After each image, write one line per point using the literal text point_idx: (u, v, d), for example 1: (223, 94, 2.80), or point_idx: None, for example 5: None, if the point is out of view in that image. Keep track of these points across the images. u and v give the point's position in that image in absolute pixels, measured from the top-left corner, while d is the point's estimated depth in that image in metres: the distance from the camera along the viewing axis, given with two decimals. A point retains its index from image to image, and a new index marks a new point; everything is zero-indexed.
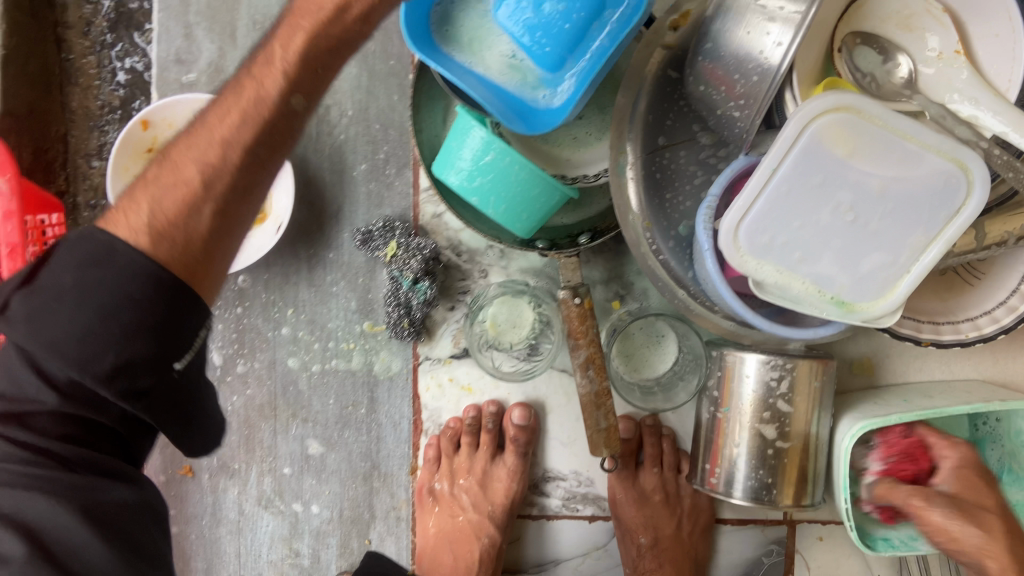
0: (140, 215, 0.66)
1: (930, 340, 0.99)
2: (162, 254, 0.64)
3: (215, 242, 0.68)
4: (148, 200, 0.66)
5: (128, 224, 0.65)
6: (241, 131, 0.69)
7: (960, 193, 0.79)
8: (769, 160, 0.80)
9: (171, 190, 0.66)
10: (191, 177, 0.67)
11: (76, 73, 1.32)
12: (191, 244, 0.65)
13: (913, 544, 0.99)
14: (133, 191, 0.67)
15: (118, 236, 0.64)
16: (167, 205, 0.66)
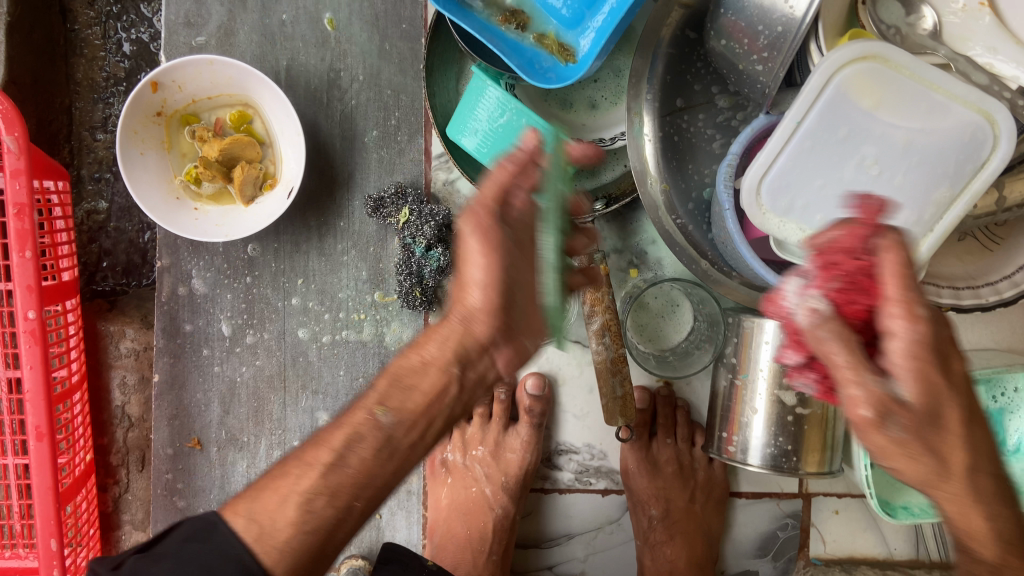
0: (268, 510, 0.65)
1: (950, 305, 0.99)
2: (256, 541, 0.64)
3: (317, 547, 0.66)
4: (282, 485, 0.66)
5: (242, 517, 0.65)
6: (362, 446, 0.66)
7: (987, 147, 0.78)
8: (792, 115, 0.80)
9: (286, 503, 0.65)
10: (343, 508, 0.66)
11: (81, 45, 1.30)
12: (284, 548, 0.64)
13: (932, 513, 1.02)
14: (261, 489, 0.67)
15: (235, 526, 0.65)
16: (296, 534, 0.64)
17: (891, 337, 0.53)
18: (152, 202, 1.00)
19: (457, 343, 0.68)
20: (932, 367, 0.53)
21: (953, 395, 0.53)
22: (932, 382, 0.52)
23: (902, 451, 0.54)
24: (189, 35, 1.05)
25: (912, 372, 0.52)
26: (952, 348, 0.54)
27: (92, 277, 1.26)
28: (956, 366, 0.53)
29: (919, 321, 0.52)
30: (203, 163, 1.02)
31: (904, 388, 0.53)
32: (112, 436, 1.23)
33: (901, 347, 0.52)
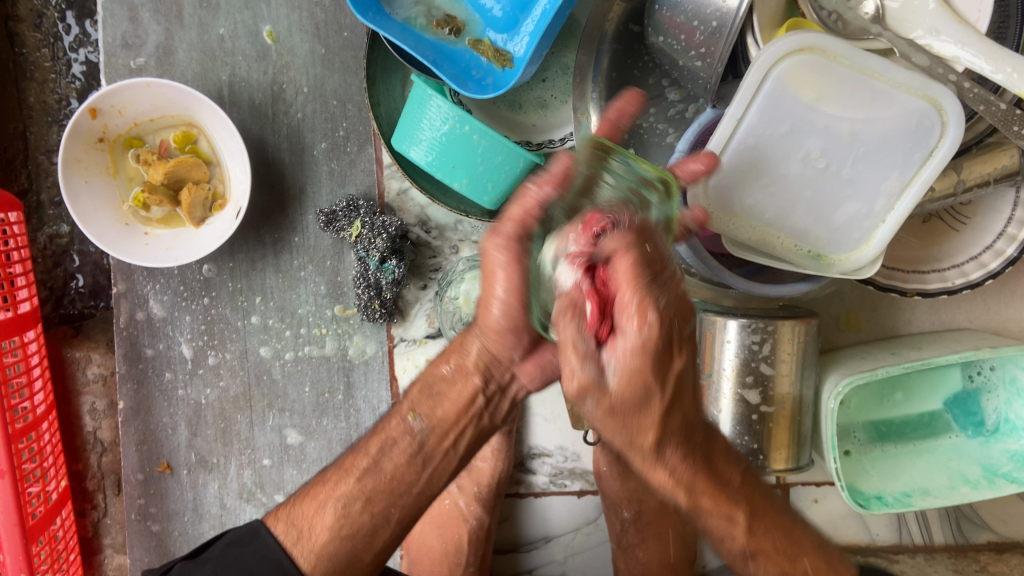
0: (307, 516, 0.78)
1: (916, 290, 0.97)
2: (294, 544, 0.77)
3: (354, 556, 0.77)
4: (323, 491, 0.79)
5: (282, 524, 0.79)
6: (395, 451, 0.78)
7: (935, 133, 0.76)
8: (732, 111, 0.76)
9: (326, 509, 0.77)
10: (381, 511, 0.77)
11: (30, 68, 1.21)
12: (318, 551, 0.76)
13: (906, 501, 1.02)
14: (301, 499, 0.80)
15: (274, 533, 0.79)
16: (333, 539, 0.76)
17: (625, 338, 0.54)
18: (100, 232, 0.98)
19: (480, 359, 0.76)
20: (654, 364, 0.55)
21: (661, 393, 0.57)
22: (642, 386, 0.56)
23: (632, 384, 0.56)
24: (127, 57, 1.03)
25: (627, 376, 0.55)
26: (674, 349, 0.56)
27: (59, 301, 1.24)
28: (675, 363, 0.57)
29: (661, 319, 0.53)
30: (149, 188, 1.00)
31: (612, 379, 0.55)
32: (87, 462, 1.23)
33: (626, 356, 0.54)
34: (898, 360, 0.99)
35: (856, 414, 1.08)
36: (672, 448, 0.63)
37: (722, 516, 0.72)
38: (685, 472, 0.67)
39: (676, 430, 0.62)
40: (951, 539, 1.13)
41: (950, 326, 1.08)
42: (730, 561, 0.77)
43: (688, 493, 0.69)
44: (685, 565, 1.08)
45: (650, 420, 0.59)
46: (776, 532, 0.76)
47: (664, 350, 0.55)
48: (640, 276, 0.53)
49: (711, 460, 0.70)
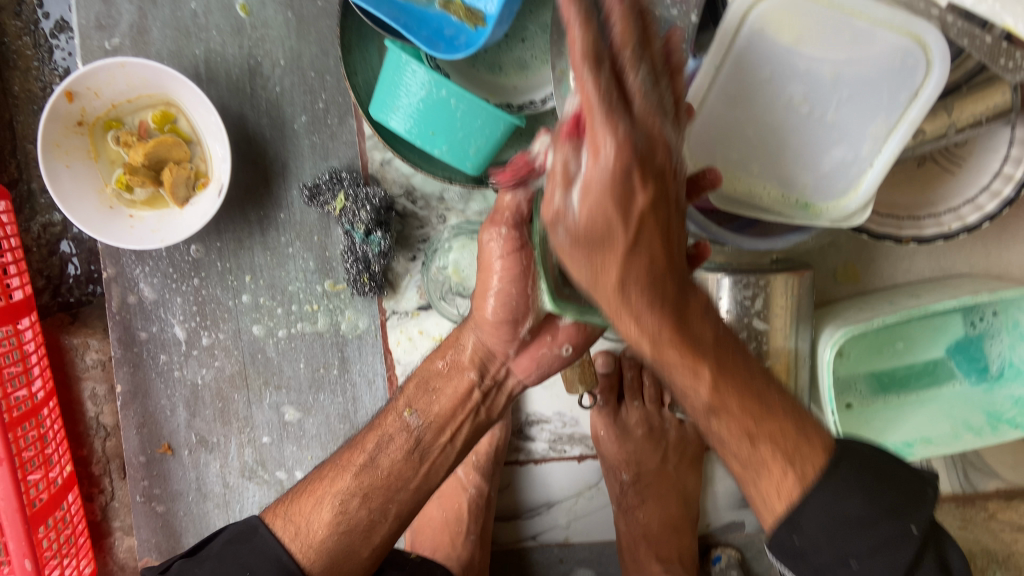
0: (304, 511, 0.79)
1: (911, 236, 0.94)
2: (291, 540, 0.78)
3: (350, 550, 0.78)
4: (319, 489, 0.80)
5: (281, 520, 0.79)
6: (391, 448, 0.82)
7: (919, 72, 0.73)
8: (710, 60, 0.75)
9: (323, 505, 0.79)
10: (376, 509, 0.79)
11: (12, 56, 1.17)
12: (316, 545, 0.77)
13: (907, 451, 1.01)
14: (299, 496, 0.81)
15: (273, 529, 0.78)
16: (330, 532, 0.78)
17: (591, 152, 0.52)
18: (84, 215, 0.98)
19: (475, 354, 0.84)
20: (618, 182, 0.53)
21: (625, 226, 0.56)
22: (604, 201, 0.54)
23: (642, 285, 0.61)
24: (102, 38, 1.02)
25: (594, 196, 0.54)
26: (635, 177, 0.53)
27: (57, 289, 1.22)
28: (639, 195, 0.55)
29: (625, 143, 0.51)
30: (131, 170, 0.99)
31: (578, 203, 0.55)
32: (91, 447, 1.24)
33: (593, 172, 0.53)
34: (897, 309, 0.97)
35: (857, 366, 1.05)
36: (637, 289, 0.61)
37: (742, 426, 0.72)
38: (649, 314, 0.63)
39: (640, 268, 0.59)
40: (958, 487, 1.12)
41: (950, 273, 1.06)
42: (696, 412, 0.75)
43: (654, 343, 0.66)
44: (687, 525, 1.08)
45: (628, 280, 0.60)
46: (743, 409, 0.72)
47: (627, 175, 0.53)
48: (600, 105, 0.50)
49: (684, 311, 0.66)
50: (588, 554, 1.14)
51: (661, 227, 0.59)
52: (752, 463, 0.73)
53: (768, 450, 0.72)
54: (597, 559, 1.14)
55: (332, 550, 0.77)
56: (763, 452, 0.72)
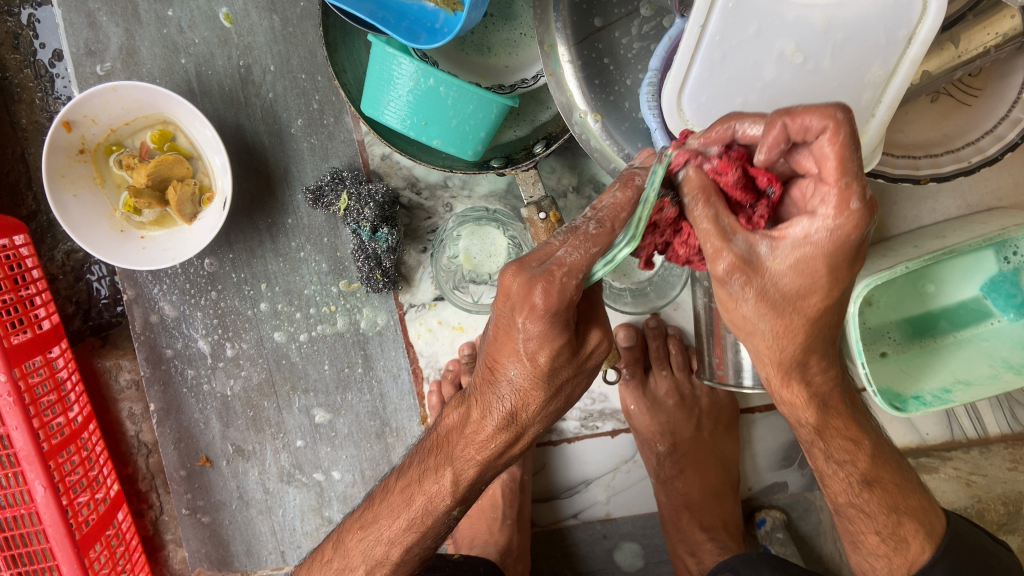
0: None
1: (930, 175, 0.92)
2: None
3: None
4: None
5: None
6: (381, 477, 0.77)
7: (916, 9, 0.70)
8: (694, 19, 0.73)
9: None
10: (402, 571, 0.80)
11: (16, 89, 1.18)
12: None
13: (945, 398, 0.96)
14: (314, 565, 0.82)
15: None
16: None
17: (808, 222, 0.51)
18: (97, 243, 0.99)
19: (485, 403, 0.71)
20: (838, 255, 0.51)
21: (823, 291, 0.54)
22: (816, 271, 0.52)
23: (800, 268, 0.53)
24: (93, 64, 1.03)
25: (801, 262, 0.52)
26: (862, 248, 0.52)
27: (88, 313, 1.24)
28: (857, 263, 0.53)
29: (865, 209, 0.49)
30: (135, 192, 1.00)
31: (772, 264, 0.53)
32: (136, 465, 1.27)
33: (806, 243, 0.51)
34: (921, 252, 0.93)
35: (887, 313, 1.03)
36: (815, 360, 0.61)
37: (848, 439, 0.71)
38: (819, 380, 0.64)
39: (825, 340, 0.59)
40: (1006, 428, 1.08)
41: (978, 208, 1.02)
42: (841, 488, 0.75)
43: (820, 411, 0.66)
44: (729, 491, 1.06)
45: (811, 344, 0.59)
46: (895, 487, 0.75)
47: (853, 249, 0.51)
48: (846, 157, 0.47)
49: (844, 378, 0.69)
50: (632, 528, 1.13)
51: (837, 317, 0.58)
52: (894, 540, 0.76)
53: (910, 529, 0.76)
54: (642, 533, 1.13)
55: None
56: (906, 529, 0.76)
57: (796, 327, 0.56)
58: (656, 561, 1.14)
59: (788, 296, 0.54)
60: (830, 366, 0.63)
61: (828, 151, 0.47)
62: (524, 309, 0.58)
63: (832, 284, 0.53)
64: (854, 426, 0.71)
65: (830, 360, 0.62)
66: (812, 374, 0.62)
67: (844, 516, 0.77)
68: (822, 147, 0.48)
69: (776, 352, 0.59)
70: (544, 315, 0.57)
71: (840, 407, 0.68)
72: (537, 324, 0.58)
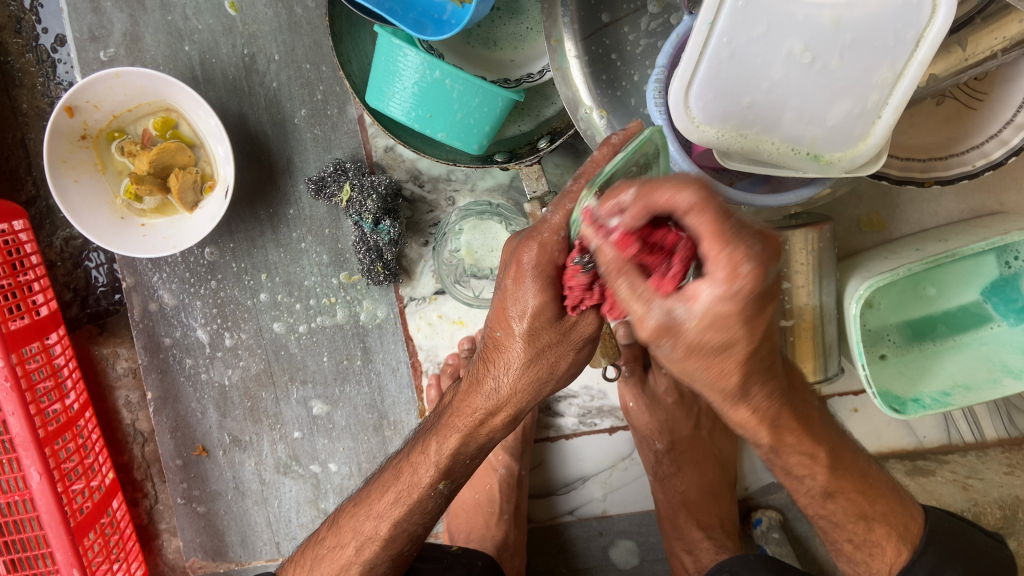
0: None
1: (934, 178, 0.92)
2: None
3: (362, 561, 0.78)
4: (341, 559, 0.80)
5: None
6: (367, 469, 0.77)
7: (925, 10, 0.70)
8: (702, 16, 0.73)
9: None
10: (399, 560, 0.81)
11: (18, 74, 1.18)
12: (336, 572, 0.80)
13: (944, 401, 0.98)
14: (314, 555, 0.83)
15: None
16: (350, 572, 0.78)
17: (707, 289, 0.42)
18: (97, 229, 0.98)
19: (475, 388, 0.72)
20: (744, 311, 0.43)
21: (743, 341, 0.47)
22: (728, 330, 0.45)
23: (716, 328, 0.44)
24: (97, 50, 1.02)
25: (711, 326, 0.44)
26: (763, 301, 0.43)
27: (85, 300, 1.23)
28: (769, 307, 0.45)
29: (758, 272, 0.40)
30: (137, 179, 0.99)
31: (686, 331, 0.46)
32: (131, 453, 1.27)
33: (711, 313, 0.43)
34: (923, 254, 0.94)
35: (887, 315, 1.03)
36: (757, 387, 0.57)
37: (803, 454, 0.71)
38: (766, 405, 0.61)
39: (761, 367, 0.56)
40: (1003, 433, 1.08)
41: (980, 212, 1.02)
42: (808, 500, 0.77)
43: (772, 429, 0.65)
44: (725, 490, 1.06)
45: (750, 376, 0.55)
46: (860, 495, 0.76)
47: (755, 304, 0.43)
48: (725, 226, 0.40)
49: (792, 392, 0.68)
50: (628, 525, 1.13)
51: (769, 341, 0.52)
52: (867, 546, 0.78)
53: (882, 533, 0.77)
54: (637, 530, 1.13)
55: None
56: (877, 533, 0.77)
57: (729, 370, 0.51)
58: (651, 559, 1.13)
59: (711, 351, 0.48)
60: (770, 383, 0.58)
61: (697, 223, 0.41)
62: (513, 268, 0.61)
63: (750, 333, 0.46)
64: (809, 440, 0.70)
65: (772, 385, 0.59)
66: (758, 398, 0.59)
67: (819, 525, 0.80)
68: (688, 220, 0.41)
69: (719, 389, 0.55)
70: (528, 271, 0.60)
71: (793, 423, 0.67)
72: (523, 283, 0.61)
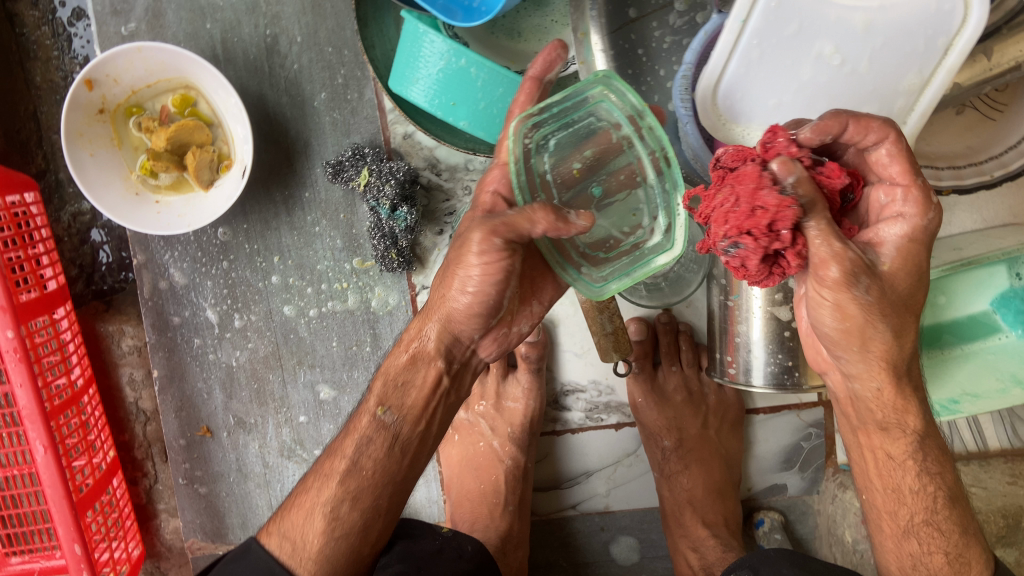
0: (297, 527, 0.75)
1: (951, 186, 0.92)
2: (290, 557, 0.74)
3: (350, 549, 0.74)
4: (307, 500, 0.75)
5: (275, 538, 0.76)
6: (372, 448, 0.75)
7: (956, 17, 0.70)
8: (735, 14, 0.72)
9: (314, 517, 0.74)
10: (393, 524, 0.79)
11: (33, 47, 1.17)
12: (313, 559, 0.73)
13: (952, 409, 1.01)
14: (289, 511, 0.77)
15: (268, 548, 0.76)
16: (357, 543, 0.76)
17: (898, 224, 0.63)
18: (112, 204, 0.98)
19: (441, 343, 0.75)
20: (918, 251, 0.63)
21: (917, 279, 0.64)
22: (864, 266, 0.60)
23: (904, 260, 0.63)
24: (118, 24, 1.02)
25: (896, 252, 0.63)
26: (929, 235, 0.63)
27: (90, 277, 1.22)
28: (930, 240, 0.63)
29: (925, 205, 0.62)
30: (154, 155, 0.99)
31: (841, 274, 0.60)
32: (132, 432, 1.26)
33: (899, 238, 0.62)
34: (937, 262, 0.94)
35: None
36: (878, 344, 0.65)
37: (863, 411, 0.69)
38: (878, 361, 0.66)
39: (900, 321, 0.64)
40: (1006, 443, 1.09)
41: (994, 223, 1.03)
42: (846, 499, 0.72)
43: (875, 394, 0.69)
44: (731, 489, 1.07)
45: (894, 328, 0.64)
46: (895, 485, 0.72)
47: (925, 241, 0.63)
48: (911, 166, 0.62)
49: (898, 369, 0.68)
50: (629, 522, 1.14)
51: (914, 290, 0.63)
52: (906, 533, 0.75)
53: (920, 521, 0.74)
54: (639, 527, 1.14)
55: (331, 559, 0.73)
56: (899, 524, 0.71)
57: (876, 311, 0.62)
58: (651, 556, 1.14)
59: (900, 287, 0.62)
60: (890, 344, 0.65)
61: (890, 162, 0.62)
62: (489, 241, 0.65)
63: (920, 281, 0.64)
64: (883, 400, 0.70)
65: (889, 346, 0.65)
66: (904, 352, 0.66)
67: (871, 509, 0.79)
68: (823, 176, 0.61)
69: (849, 339, 0.65)
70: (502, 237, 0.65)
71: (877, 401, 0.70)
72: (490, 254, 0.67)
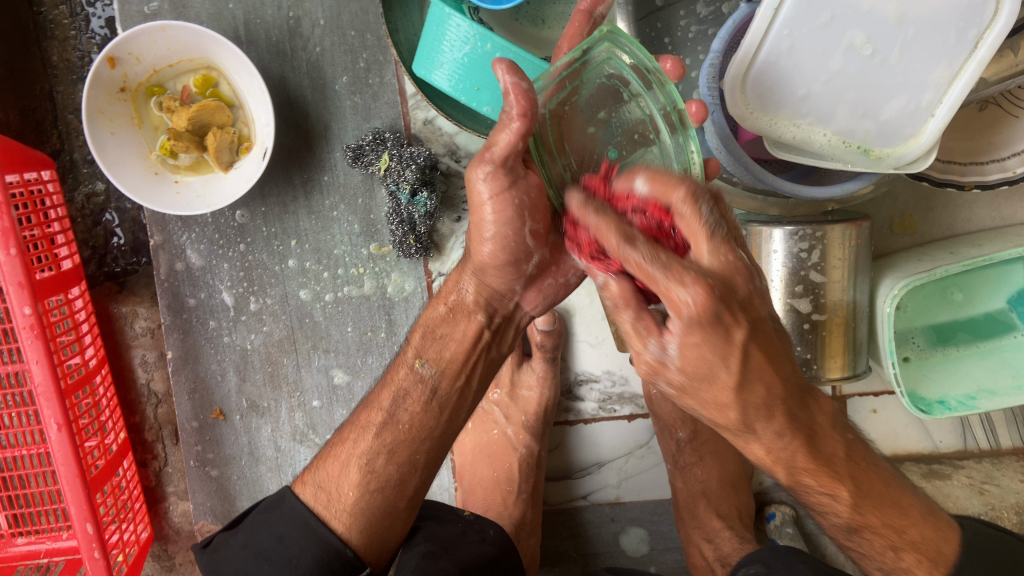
0: (332, 477, 0.76)
1: (975, 183, 0.92)
2: (325, 508, 0.75)
3: (384, 503, 0.75)
4: (342, 452, 0.78)
5: (310, 488, 0.77)
6: (409, 401, 0.78)
7: (988, 9, 0.71)
8: (769, 2, 0.73)
9: (349, 468, 0.76)
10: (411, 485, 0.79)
11: (50, 26, 1.16)
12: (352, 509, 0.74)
13: (970, 404, 0.99)
14: (323, 461, 0.79)
15: (303, 497, 0.76)
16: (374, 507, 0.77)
17: (683, 305, 0.55)
18: (131, 182, 0.97)
19: (479, 296, 0.78)
20: (711, 340, 0.55)
21: (729, 367, 0.57)
22: (701, 359, 0.57)
23: (693, 357, 0.57)
24: (141, 3, 1.01)
25: (689, 347, 0.56)
26: (728, 321, 0.56)
27: (103, 258, 1.22)
28: (737, 334, 0.56)
29: (700, 286, 0.54)
30: (174, 135, 0.99)
31: (675, 359, 0.58)
32: (143, 414, 1.26)
33: (689, 326, 0.55)
34: (958, 258, 0.94)
35: (913, 319, 1.03)
36: (764, 426, 0.61)
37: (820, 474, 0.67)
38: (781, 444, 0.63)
39: (773, 411, 0.61)
40: (1018, 441, 1.10)
41: (1011, 221, 1.03)
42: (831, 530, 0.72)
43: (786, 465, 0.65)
44: (743, 482, 1.07)
45: (756, 419, 0.61)
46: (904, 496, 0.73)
47: (718, 328, 0.55)
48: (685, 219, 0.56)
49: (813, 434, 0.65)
50: (640, 513, 1.13)
51: (767, 390, 0.59)
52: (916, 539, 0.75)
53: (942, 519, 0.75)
54: (649, 518, 1.13)
55: (367, 508, 0.74)
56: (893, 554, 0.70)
57: (726, 407, 0.60)
58: (661, 547, 1.13)
59: (700, 373, 0.58)
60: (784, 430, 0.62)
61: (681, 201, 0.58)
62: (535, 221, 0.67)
63: (729, 366, 0.57)
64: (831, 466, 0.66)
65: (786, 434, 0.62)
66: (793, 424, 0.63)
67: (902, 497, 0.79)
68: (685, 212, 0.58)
69: (722, 425, 0.62)
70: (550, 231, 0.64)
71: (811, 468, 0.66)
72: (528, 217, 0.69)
